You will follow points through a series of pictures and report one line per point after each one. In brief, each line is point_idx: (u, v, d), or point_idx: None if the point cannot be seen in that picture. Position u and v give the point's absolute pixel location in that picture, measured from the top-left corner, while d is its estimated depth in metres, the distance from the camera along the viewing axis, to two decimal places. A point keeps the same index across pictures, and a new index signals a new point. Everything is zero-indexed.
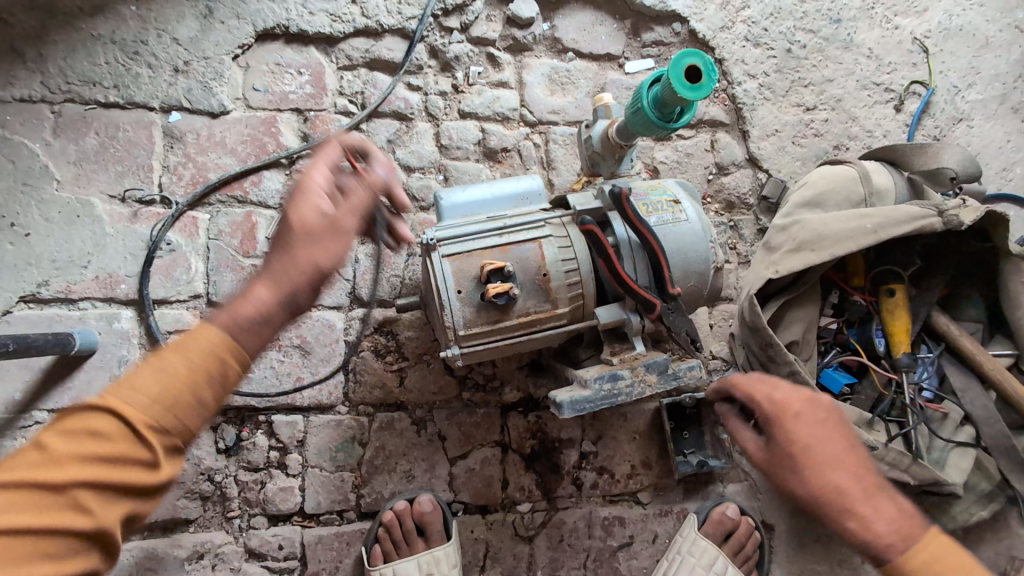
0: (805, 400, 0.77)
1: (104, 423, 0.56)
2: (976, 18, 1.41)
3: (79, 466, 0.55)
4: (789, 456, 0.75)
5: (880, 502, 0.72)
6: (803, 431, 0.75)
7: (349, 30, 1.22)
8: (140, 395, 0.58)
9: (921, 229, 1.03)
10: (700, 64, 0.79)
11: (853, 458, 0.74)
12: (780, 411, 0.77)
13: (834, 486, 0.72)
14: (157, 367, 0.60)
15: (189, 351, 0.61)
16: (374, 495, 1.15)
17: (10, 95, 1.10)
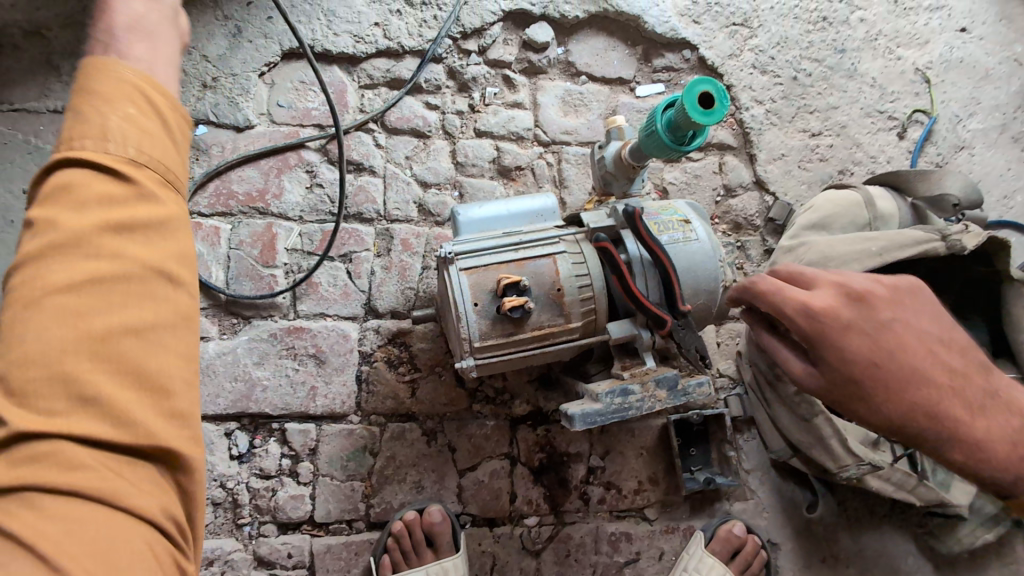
0: (857, 306, 0.75)
1: (75, 174, 0.47)
2: (976, 50, 1.46)
3: (79, 214, 0.46)
4: (858, 379, 0.73)
5: (983, 416, 0.72)
6: (864, 346, 0.73)
7: (371, 50, 1.27)
8: (89, 144, 0.48)
9: (925, 253, 1.05)
10: (713, 91, 0.83)
11: (939, 370, 0.72)
12: (826, 326, 0.74)
13: (923, 409, 0.71)
14: (82, 119, 0.49)
15: (98, 87, 0.50)
16: (384, 505, 1.16)
17: (44, 106, 1.14)
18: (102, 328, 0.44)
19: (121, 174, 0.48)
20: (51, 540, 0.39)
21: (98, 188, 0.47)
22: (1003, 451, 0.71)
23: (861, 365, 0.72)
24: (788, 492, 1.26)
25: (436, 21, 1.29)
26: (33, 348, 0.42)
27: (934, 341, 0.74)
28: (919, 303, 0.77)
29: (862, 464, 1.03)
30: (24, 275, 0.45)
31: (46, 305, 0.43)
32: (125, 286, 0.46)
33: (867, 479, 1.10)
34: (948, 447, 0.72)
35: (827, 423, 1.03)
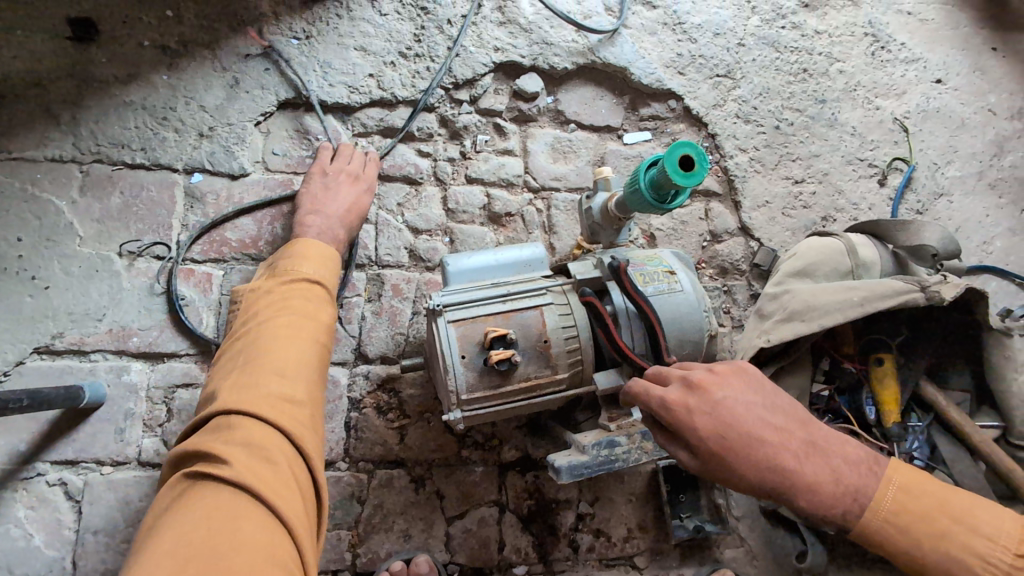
0: (695, 390, 0.75)
1: (319, 288, 0.98)
2: (951, 101, 1.51)
3: (324, 310, 0.95)
4: (716, 453, 0.72)
5: (815, 465, 0.72)
6: (708, 423, 0.73)
7: (366, 100, 1.30)
8: (320, 268, 1.01)
9: (905, 303, 1.07)
10: (693, 153, 0.86)
11: (770, 430, 0.73)
12: (674, 412, 0.75)
13: (773, 473, 0.71)
14: (316, 255, 1.02)
15: (324, 253, 1.03)
16: (371, 555, 1.14)
17: (41, 155, 1.16)
18: (316, 370, 0.87)
19: (329, 289, 0.99)
20: (289, 463, 0.74)
21: (324, 292, 0.98)
22: (834, 492, 0.72)
23: (712, 443, 0.72)
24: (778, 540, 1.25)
25: (429, 71, 1.33)
26: (293, 362, 0.84)
27: (764, 406, 0.74)
28: (745, 373, 0.77)
29: None
30: (288, 321, 0.89)
31: (300, 339, 0.87)
32: (320, 355, 0.89)
33: None
34: (799, 502, 0.72)
35: None
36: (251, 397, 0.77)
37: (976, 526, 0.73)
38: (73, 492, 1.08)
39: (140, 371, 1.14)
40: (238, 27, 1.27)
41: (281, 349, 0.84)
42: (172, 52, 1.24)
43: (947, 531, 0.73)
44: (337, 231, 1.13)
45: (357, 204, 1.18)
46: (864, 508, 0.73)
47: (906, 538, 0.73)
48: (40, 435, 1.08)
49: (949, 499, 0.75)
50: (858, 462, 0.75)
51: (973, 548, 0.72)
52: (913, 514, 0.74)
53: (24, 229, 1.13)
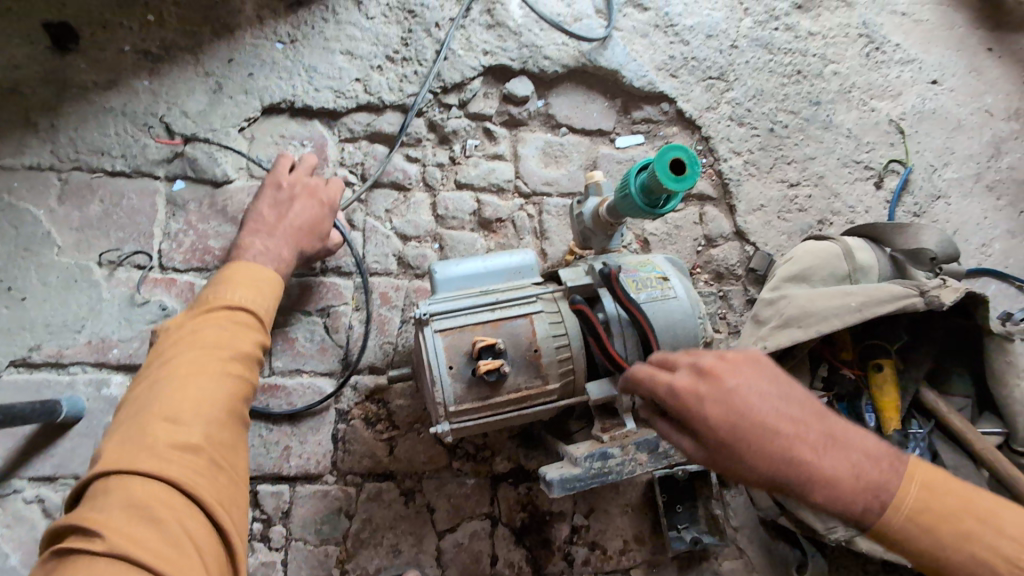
0: (704, 377, 0.71)
1: (245, 315, 0.85)
2: (947, 102, 1.50)
3: (247, 339, 0.83)
4: (724, 443, 0.69)
5: (831, 456, 0.67)
6: (717, 412, 0.69)
7: (352, 105, 1.27)
8: (250, 290, 0.88)
9: (904, 308, 1.05)
10: (684, 157, 0.83)
11: (785, 420, 0.68)
12: (680, 400, 0.71)
13: (785, 464, 0.67)
14: (246, 276, 0.90)
15: (259, 275, 0.91)
16: (359, 571, 1.11)
17: (18, 163, 1.13)
18: (231, 409, 0.77)
19: (257, 314, 0.87)
20: (185, 525, 0.66)
21: (250, 319, 0.86)
22: (851, 486, 0.67)
23: (721, 432, 0.69)
24: (777, 551, 1.22)
25: (417, 75, 1.30)
26: (199, 403, 0.74)
27: (779, 395, 0.70)
28: (759, 362, 0.73)
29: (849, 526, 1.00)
30: (199, 354, 0.78)
31: (209, 376, 0.76)
32: (237, 392, 0.78)
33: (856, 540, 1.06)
34: (811, 495, 0.67)
35: None
36: (137, 451, 0.68)
37: (1002, 528, 0.67)
38: (50, 510, 1.05)
39: (120, 383, 1.10)
40: (221, 31, 1.24)
41: (181, 391, 0.74)
42: (154, 57, 1.21)
43: (970, 532, 0.67)
44: (285, 252, 1.00)
45: (315, 219, 1.08)
46: (882, 505, 0.68)
47: (924, 536, 0.68)
48: (17, 451, 1.05)
49: (974, 496, 0.69)
50: (880, 457, 0.69)
51: (999, 550, 0.66)
52: (934, 512, 0.68)
53: (0, 238, 1.10)
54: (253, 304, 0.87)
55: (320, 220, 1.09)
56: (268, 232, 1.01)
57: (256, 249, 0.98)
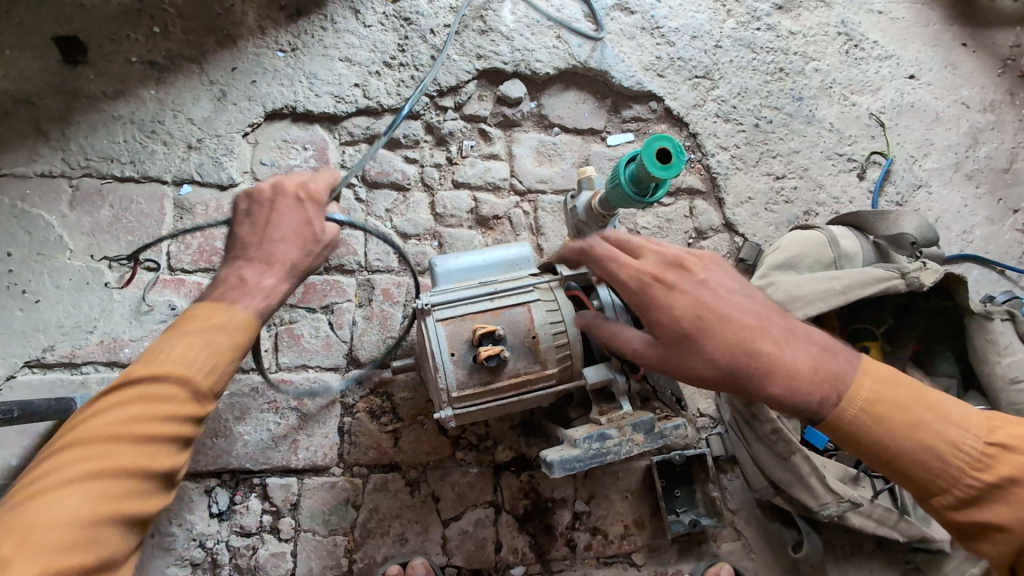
0: (673, 273, 0.80)
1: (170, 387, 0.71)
2: (925, 96, 1.55)
3: (164, 420, 0.69)
4: (689, 332, 0.76)
5: (790, 348, 0.77)
6: (679, 306, 0.78)
7: (352, 109, 1.32)
8: (217, 331, 0.75)
9: (886, 290, 1.10)
10: (670, 146, 0.89)
11: (746, 314, 0.78)
12: (650, 293, 0.79)
13: (745, 350, 0.75)
14: (217, 311, 0.77)
15: (207, 325, 0.76)
16: (367, 560, 1.14)
17: (31, 171, 1.17)
18: (119, 510, 0.65)
19: (208, 360, 0.73)
20: None
21: (203, 364, 0.73)
22: (810, 377, 0.76)
23: (687, 321, 0.77)
24: (775, 532, 1.25)
25: (413, 80, 1.35)
26: (64, 510, 0.62)
27: (742, 293, 0.80)
28: (722, 265, 0.84)
29: (841, 502, 1.03)
30: (92, 440, 0.66)
31: (97, 469, 0.65)
32: (128, 488, 0.66)
33: (848, 515, 1.10)
34: (772, 383, 0.75)
35: (804, 461, 1.05)
36: None
37: (948, 416, 0.75)
38: None
39: None
40: (224, 41, 1.29)
41: (56, 493, 0.63)
42: (159, 67, 1.26)
43: (922, 421, 0.74)
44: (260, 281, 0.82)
45: (306, 224, 0.88)
46: (838, 395, 0.76)
47: (879, 423, 0.75)
48: (32, 448, 1.08)
49: (924, 392, 0.76)
50: (835, 351, 0.79)
51: (944, 436, 0.74)
52: (887, 403, 0.75)
53: (14, 243, 1.13)
54: (210, 345, 0.74)
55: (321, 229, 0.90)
56: (250, 253, 0.84)
57: (230, 276, 0.83)
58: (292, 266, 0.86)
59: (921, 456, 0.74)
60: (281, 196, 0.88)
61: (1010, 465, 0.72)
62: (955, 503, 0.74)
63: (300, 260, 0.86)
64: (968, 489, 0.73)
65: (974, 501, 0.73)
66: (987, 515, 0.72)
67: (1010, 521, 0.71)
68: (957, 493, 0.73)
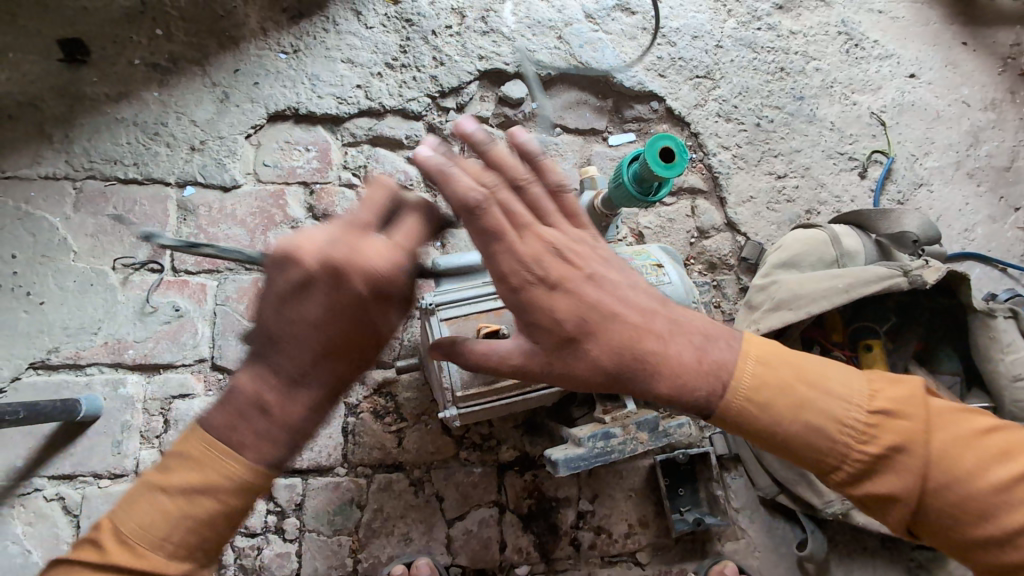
0: (558, 268, 0.75)
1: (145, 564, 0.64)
2: (926, 94, 1.55)
3: None
4: (572, 336, 0.74)
5: (675, 342, 0.75)
6: (556, 311, 0.74)
7: (354, 111, 1.32)
8: (206, 498, 0.67)
9: (889, 288, 1.10)
10: (673, 146, 0.89)
11: (628, 309, 0.76)
12: (531, 291, 0.74)
13: (628, 352, 0.74)
14: (212, 468, 0.68)
15: (206, 475, 0.67)
16: (372, 560, 1.14)
17: (35, 173, 1.18)
18: None
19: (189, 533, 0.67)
20: None
21: (182, 535, 0.66)
22: (695, 370, 0.75)
23: (568, 323, 0.74)
24: (779, 531, 1.25)
25: (415, 81, 1.35)
26: None
27: (627, 286, 0.78)
28: (607, 254, 0.80)
29: None
30: None
31: None
32: None
33: (851, 513, 1.11)
34: (658, 383, 0.74)
35: None
36: None
37: (829, 389, 0.74)
38: (71, 507, 1.08)
39: (136, 383, 1.14)
40: (227, 43, 1.30)
41: None
42: (162, 69, 1.26)
43: (807, 400, 0.74)
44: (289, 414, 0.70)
45: (359, 332, 0.71)
46: (724, 386, 0.75)
47: (767, 412, 0.74)
48: (37, 450, 1.08)
49: (808, 368, 0.75)
50: (716, 338, 0.77)
51: (830, 413, 0.73)
52: (771, 386, 0.74)
53: (18, 245, 1.14)
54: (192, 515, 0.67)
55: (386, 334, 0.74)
56: (286, 364, 0.70)
57: (253, 394, 0.70)
58: (332, 385, 0.72)
59: (808, 437, 0.73)
60: (344, 287, 0.69)
61: (893, 433, 0.72)
62: (851, 479, 0.73)
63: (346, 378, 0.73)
64: (859, 462, 0.73)
65: (866, 474, 0.73)
66: (880, 486, 0.72)
67: (901, 491, 0.72)
68: (848, 469, 0.73)
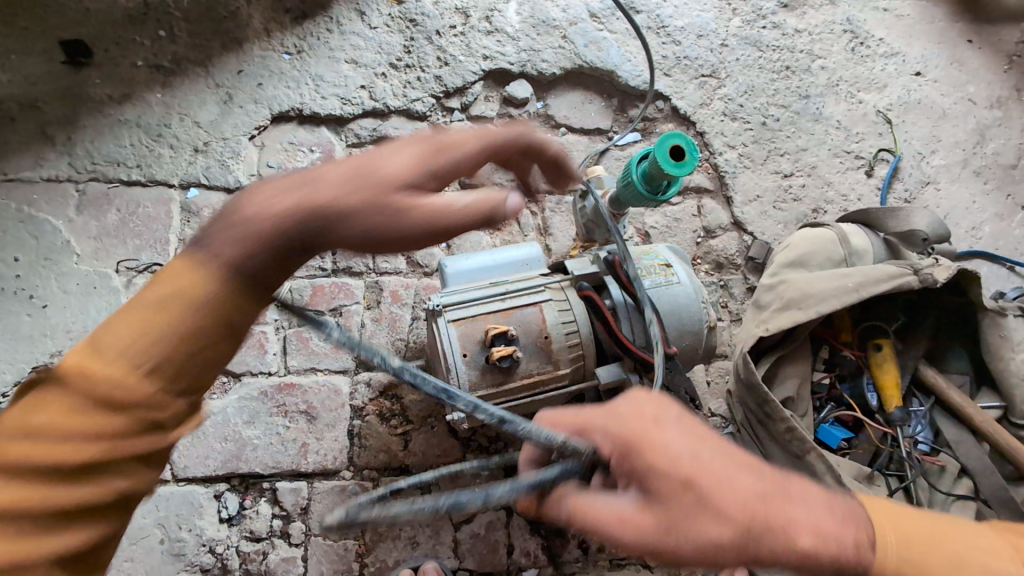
0: (650, 408, 0.62)
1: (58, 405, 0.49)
2: (932, 93, 1.55)
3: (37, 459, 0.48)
4: (688, 487, 0.57)
5: (802, 494, 0.60)
6: (675, 457, 0.58)
7: (358, 111, 1.31)
8: (116, 342, 0.50)
9: (899, 287, 1.09)
10: (683, 143, 0.88)
11: (736, 452, 0.61)
12: (632, 436, 0.60)
13: (755, 502, 0.57)
14: (172, 287, 0.52)
15: (156, 289, 0.52)
16: (378, 564, 1.13)
17: (37, 176, 1.17)
18: None
19: (84, 414, 0.49)
20: None
21: (76, 418, 0.48)
22: (834, 523, 0.59)
23: (679, 469, 0.58)
24: None
25: (420, 81, 1.35)
26: None
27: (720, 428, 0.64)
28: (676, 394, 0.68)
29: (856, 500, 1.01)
30: None
31: None
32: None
33: None
34: (802, 540, 0.56)
35: (819, 460, 1.04)
36: None
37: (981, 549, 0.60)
38: None
39: None
40: (230, 44, 1.29)
41: None
42: (165, 71, 1.25)
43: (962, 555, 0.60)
44: (264, 210, 0.57)
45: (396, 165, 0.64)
46: (871, 542, 0.59)
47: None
48: None
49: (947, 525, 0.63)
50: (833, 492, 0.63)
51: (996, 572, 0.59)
52: (919, 542, 0.61)
53: (21, 248, 1.13)
54: (80, 386, 0.49)
55: (415, 200, 0.62)
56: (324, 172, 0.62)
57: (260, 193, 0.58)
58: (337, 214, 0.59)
59: None
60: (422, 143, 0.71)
61: None
62: None
63: (334, 207, 0.58)
64: None
65: None
66: None
67: None
68: None
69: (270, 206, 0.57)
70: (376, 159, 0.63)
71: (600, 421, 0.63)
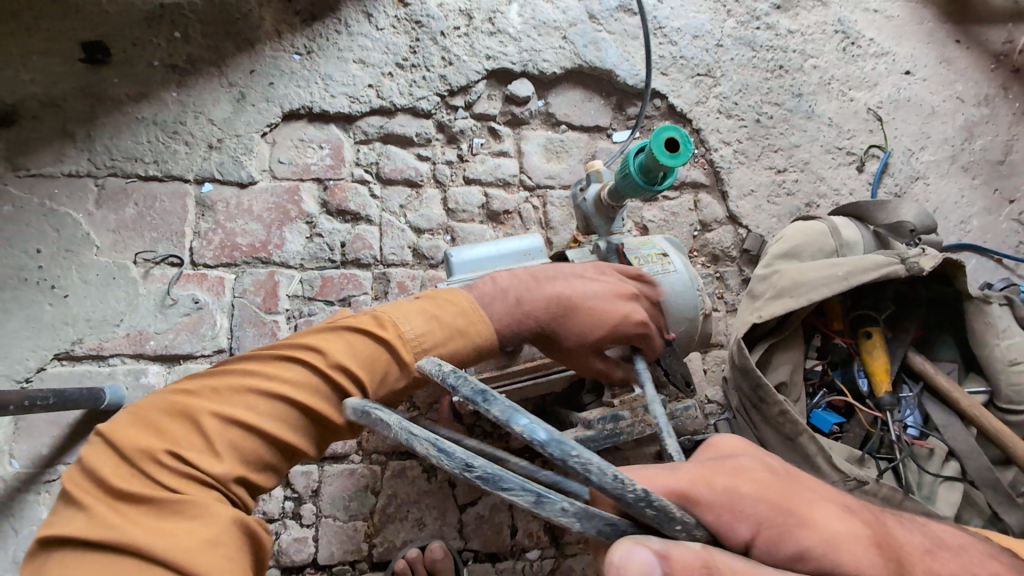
0: (777, 474, 0.61)
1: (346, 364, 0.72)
2: (921, 90, 1.60)
3: (312, 396, 0.70)
4: (875, 542, 0.57)
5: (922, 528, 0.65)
6: (821, 525, 0.56)
7: (366, 109, 1.36)
8: (414, 331, 0.77)
9: (887, 275, 1.14)
10: (678, 136, 0.93)
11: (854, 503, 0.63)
12: (789, 507, 0.57)
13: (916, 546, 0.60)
14: (446, 306, 0.81)
15: (428, 313, 0.79)
16: (386, 544, 1.17)
17: (58, 171, 1.21)
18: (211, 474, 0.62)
19: (373, 369, 0.74)
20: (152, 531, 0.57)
21: (370, 370, 0.74)
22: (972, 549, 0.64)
23: (856, 532, 0.57)
24: None
25: (425, 80, 1.39)
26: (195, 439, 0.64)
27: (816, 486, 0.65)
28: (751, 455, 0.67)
29: (847, 480, 1.05)
30: (264, 377, 0.69)
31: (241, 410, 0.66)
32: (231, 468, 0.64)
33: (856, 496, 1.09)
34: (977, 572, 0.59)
35: (811, 441, 1.09)
36: (150, 430, 0.64)
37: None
38: None
39: (157, 373, 1.18)
40: (243, 44, 1.34)
41: (209, 417, 0.65)
42: (181, 70, 1.30)
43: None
44: (531, 304, 0.85)
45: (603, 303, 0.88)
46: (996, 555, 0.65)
47: None
48: (61, 438, 1.11)
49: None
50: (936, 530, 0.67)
51: None
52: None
53: (43, 240, 1.17)
54: (388, 347, 0.75)
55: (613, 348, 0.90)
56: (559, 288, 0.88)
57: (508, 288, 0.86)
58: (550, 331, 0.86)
59: None
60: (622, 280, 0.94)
61: None
62: None
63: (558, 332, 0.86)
64: None
65: None
66: None
67: None
68: None
69: (535, 307, 0.85)
70: (585, 298, 0.87)
71: (711, 498, 0.56)
